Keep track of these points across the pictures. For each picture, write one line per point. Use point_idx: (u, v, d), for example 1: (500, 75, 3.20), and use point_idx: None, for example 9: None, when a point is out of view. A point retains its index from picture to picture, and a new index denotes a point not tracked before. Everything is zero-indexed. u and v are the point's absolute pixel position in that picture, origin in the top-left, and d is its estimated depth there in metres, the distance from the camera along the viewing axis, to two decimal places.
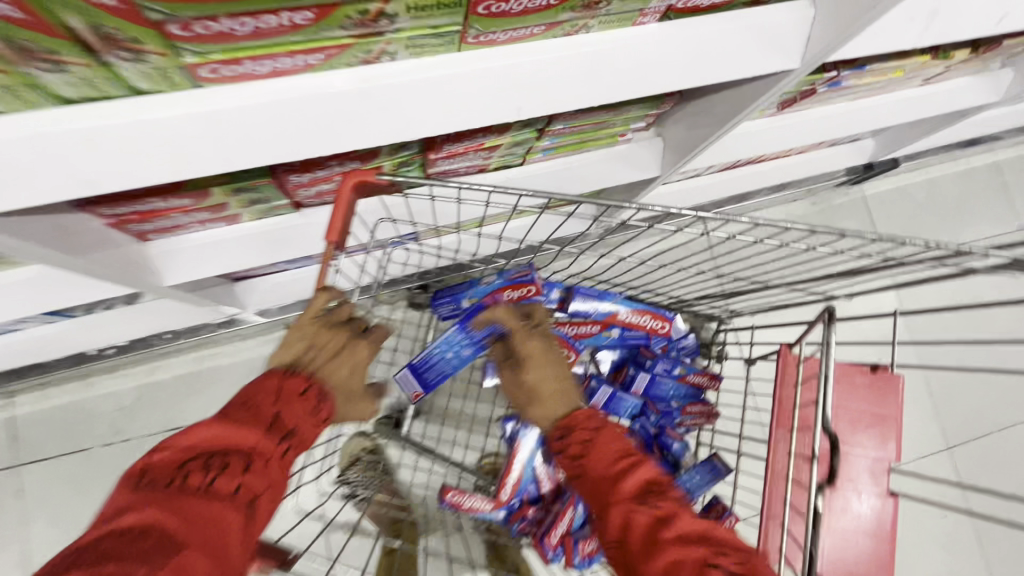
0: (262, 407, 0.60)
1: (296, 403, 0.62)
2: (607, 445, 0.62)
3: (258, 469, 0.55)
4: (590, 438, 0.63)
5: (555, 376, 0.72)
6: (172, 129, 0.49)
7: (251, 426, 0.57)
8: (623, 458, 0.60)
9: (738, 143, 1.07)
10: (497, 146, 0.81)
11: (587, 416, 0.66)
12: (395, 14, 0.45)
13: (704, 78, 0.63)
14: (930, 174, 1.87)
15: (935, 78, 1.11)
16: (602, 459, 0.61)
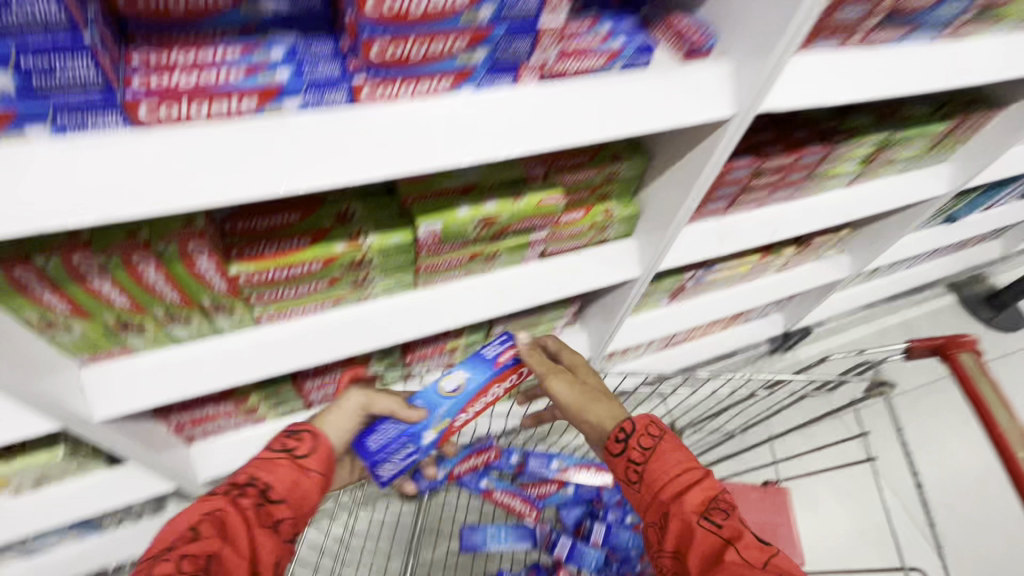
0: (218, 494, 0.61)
1: (253, 479, 0.63)
2: (667, 456, 0.62)
3: (209, 543, 0.55)
4: (652, 444, 0.63)
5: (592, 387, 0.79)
6: (238, 353, 0.79)
7: (200, 512, 0.58)
8: (678, 472, 0.61)
9: (649, 327, 1.40)
10: (457, 347, 1.12)
11: (649, 417, 0.66)
12: (374, 276, 0.80)
13: (578, 286, 0.97)
14: (851, 337, 2.18)
15: (785, 267, 1.49)
16: (663, 463, 0.62)
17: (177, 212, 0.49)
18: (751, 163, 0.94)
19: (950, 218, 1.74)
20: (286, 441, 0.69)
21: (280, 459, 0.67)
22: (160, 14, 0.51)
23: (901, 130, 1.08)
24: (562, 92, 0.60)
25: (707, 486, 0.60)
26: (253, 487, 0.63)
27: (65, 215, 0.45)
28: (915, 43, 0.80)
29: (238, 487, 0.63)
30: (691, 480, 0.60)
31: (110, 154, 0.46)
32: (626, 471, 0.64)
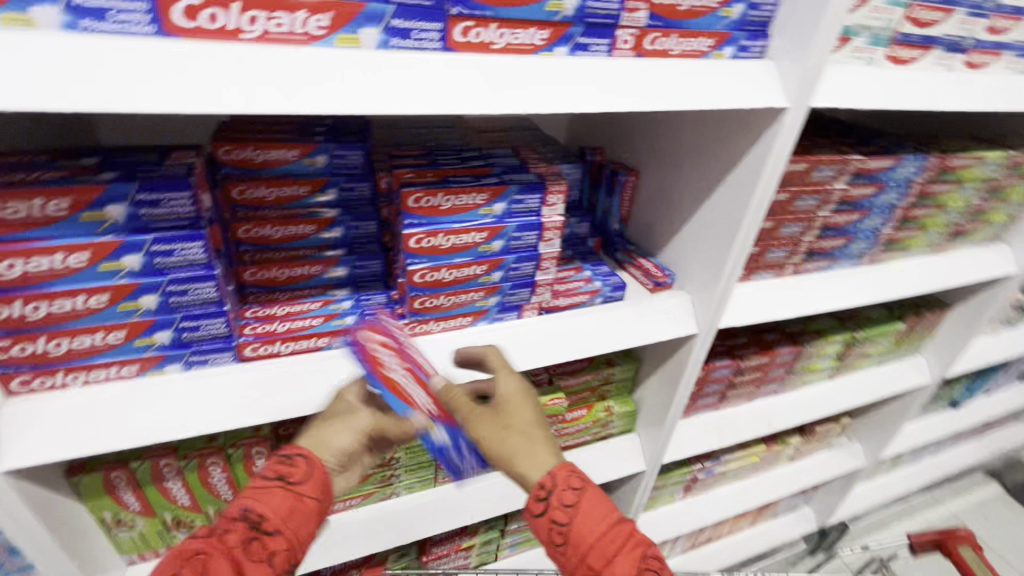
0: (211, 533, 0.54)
1: (247, 508, 0.55)
2: (593, 511, 0.57)
3: None
4: (576, 501, 0.57)
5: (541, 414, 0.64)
6: None
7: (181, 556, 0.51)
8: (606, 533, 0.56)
9: (669, 522, 1.37)
10: (472, 545, 1.12)
11: (569, 465, 0.59)
12: (400, 472, 0.89)
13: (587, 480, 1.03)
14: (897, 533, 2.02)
15: (796, 456, 1.52)
16: (590, 523, 0.57)
17: (244, 425, 0.63)
18: (730, 364, 1.08)
19: (953, 404, 1.79)
20: (283, 464, 0.59)
21: (272, 487, 0.57)
22: (271, 279, 0.74)
23: (862, 330, 1.24)
24: (556, 323, 0.79)
25: (635, 542, 0.57)
26: (240, 524, 0.54)
27: (180, 430, 0.60)
28: (840, 269, 1.01)
29: (225, 522, 0.54)
30: (620, 539, 0.56)
31: (222, 385, 0.62)
32: (558, 533, 0.57)
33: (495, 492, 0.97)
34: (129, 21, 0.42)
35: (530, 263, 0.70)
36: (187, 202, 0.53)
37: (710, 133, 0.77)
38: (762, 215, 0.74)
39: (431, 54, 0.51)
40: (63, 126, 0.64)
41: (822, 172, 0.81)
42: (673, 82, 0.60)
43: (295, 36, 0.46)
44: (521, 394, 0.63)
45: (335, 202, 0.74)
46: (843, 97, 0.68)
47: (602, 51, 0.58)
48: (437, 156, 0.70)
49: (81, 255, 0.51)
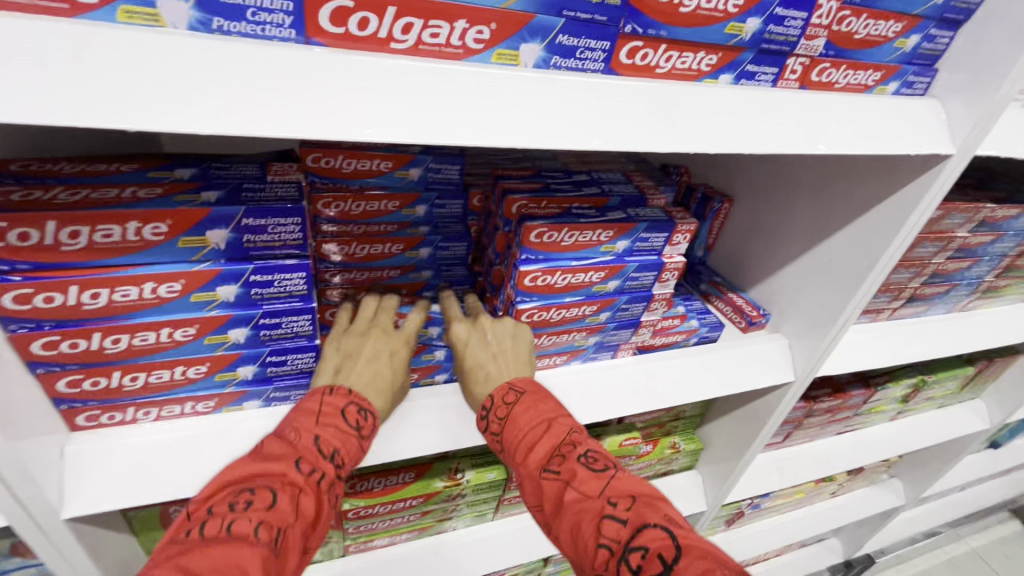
0: (296, 445, 0.45)
1: (331, 434, 0.47)
2: (521, 418, 0.52)
3: (285, 505, 0.41)
4: (506, 414, 0.52)
5: (495, 337, 0.57)
6: None
7: (270, 463, 0.43)
8: (528, 429, 0.51)
9: None
10: None
11: (508, 382, 0.54)
12: (461, 508, 0.83)
13: None
14: (919, 566, 2.01)
15: (839, 491, 1.48)
16: (516, 428, 0.51)
17: None
18: (805, 405, 1.02)
19: (994, 444, 1.75)
20: (360, 408, 0.50)
21: (352, 437, 0.49)
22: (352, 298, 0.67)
23: (932, 373, 1.18)
24: (651, 367, 0.72)
25: (557, 434, 0.50)
26: (326, 463, 0.46)
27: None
28: (934, 315, 0.95)
29: (315, 450, 0.46)
30: (544, 435, 0.50)
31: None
32: (496, 443, 0.54)
33: None
34: (268, 22, 0.35)
35: (641, 304, 0.64)
36: (295, 229, 0.46)
37: (840, 170, 0.70)
38: (890, 267, 0.67)
39: (596, 76, 0.43)
40: (133, 138, 0.57)
41: (951, 219, 0.75)
42: (841, 122, 0.53)
43: (450, 49, 0.39)
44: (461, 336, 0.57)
45: (424, 219, 0.67)
46: (1009, 145, 0.60)
47: (767, 81, 0.51)
48: (548, 180, 0.63)
49: (173, 285, 0.44)
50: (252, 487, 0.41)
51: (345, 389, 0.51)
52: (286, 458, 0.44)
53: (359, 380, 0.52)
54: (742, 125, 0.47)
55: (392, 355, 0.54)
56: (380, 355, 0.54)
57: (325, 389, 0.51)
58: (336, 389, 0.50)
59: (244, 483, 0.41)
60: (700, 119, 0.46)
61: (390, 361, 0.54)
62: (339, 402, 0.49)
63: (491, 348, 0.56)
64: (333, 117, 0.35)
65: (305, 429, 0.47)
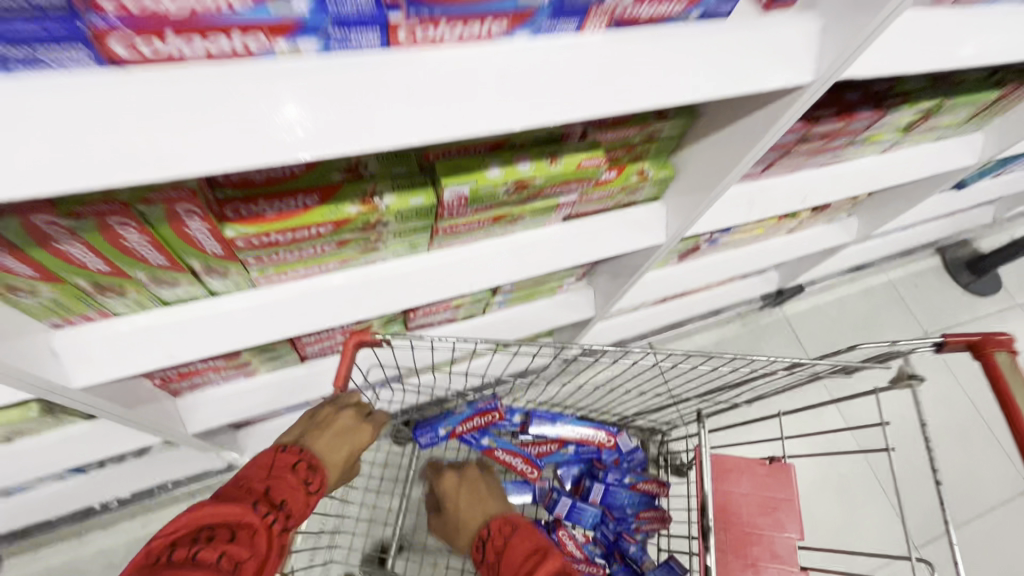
0: (253, 483, 0.67)
1: (286, 479, 0.69)
2: (519, 545, 0.78)
3: (242, 539, 0.59)
4: (506, 540, 0.80)
5: (480, 489, 0.95)
6: (231, 317, 0.72)
7: (236, 503, 0.62)
8: (528, 556, 0.74)
9: (657, 286, 1.36)
10: (462, 303, 1.06)
11: (506, 517, 0.85)
12: (387, 238, 0.72)
13: (600, 252, 0.90)
14: (837, 294, 2.23)
15: (796, 229, 1.46)
16: (515, 558, 0.76)
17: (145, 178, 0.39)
18: (802, 128, 0.85)
19: (961, 185, 1.71)
20: (308, 465, 0.73)
21: (298, 491, 0.69)
22: None
23: (952, 97, 1.00)
24: (632, 52, 0.51)
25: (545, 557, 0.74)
26: (274, 509, 0.65)
27: (89, 180, 0.37)
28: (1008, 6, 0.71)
29: (262, 496, 0.65)
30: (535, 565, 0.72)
31: (145, 111, 0.38)
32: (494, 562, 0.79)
33: (494, 259, 0.85)
34: None
35: None
36: None
37: None
38: None
39: None
40: None
41: None
42: None
43: None
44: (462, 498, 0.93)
45: None
46: None
47: None
48: None
49: None
50: (211, 525, 0.59)
51: (296, 449, 0.74)
52: (242, 505, 0.62)
53: (317, 444, 0.76)
54: None
55: (349, 438, 0.80)
56: (337, 436, 0.79)
57: (291, 446, 0.74)
58: (294, 446, 0.74)
59: (205, 523, 0.58)
60: None
61: (341, 437, 0.79)
62: (292, 461, 0.72)
63: (484, 498, 0.92)
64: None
65: (260, 483, 0.67)
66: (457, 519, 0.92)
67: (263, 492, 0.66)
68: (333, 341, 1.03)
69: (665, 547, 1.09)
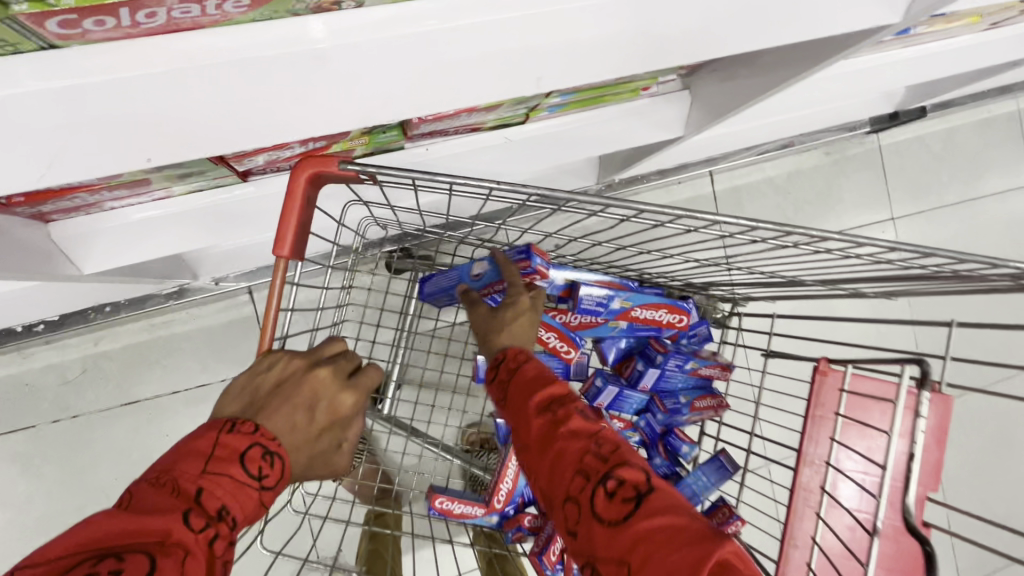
0: (178, 477, 0.39)
1: (231, 473, 0.40)
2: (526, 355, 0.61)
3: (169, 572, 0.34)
4: (515, 369, 0.59)
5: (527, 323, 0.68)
6: (16, 123, 0.37)
7: (159, 510, 0.36)
8: (536, 364, 0.59)
9: (775, 98, 0.91)
10: (495, 106, 0.64)
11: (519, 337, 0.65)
12: None
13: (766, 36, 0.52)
14: (952, 123, 1.74)
15: (1000, 23, 0.95)
16: (519, 381, 0.58)
17: None
18: None
19: None
20: (266, 451, 0.43)
21: (250, 488, 0.41)
22: None
23: None
24: None
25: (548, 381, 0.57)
26: (218, 518, 0.38)
27: None
28: None
29: (191, 494, 0.38)
30: (535, 388, 0.56)
31: None
32: (495, 389, 0.60)
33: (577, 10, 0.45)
34: None
35: None
36: None
37: None
38: None
39: None
40: None
41: None
42: None
43: None
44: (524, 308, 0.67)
45: None
46: None
47: None
48: None
49: None
50: (111, 554, 0.33)
51: (249, 426, 0.43)
52: (170, 512, 0.36)
53: (275, 425, 0.44)
54: None
55: (329, 408, 0.47)
56: (306, 403, 0.46)
57: (230, 428, 0.43)
58: (241, 425, 0.43)
59: (103, 552, 0.33)
60: None
61: (317, 411, 0.47)
62: (238, 448, 0.41)
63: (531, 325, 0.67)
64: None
65: (189, 483, 0.39)
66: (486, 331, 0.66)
67: (192, 493, 0.38)
68: (287, 157, 0.65)
69: (715, 439, 0.90)
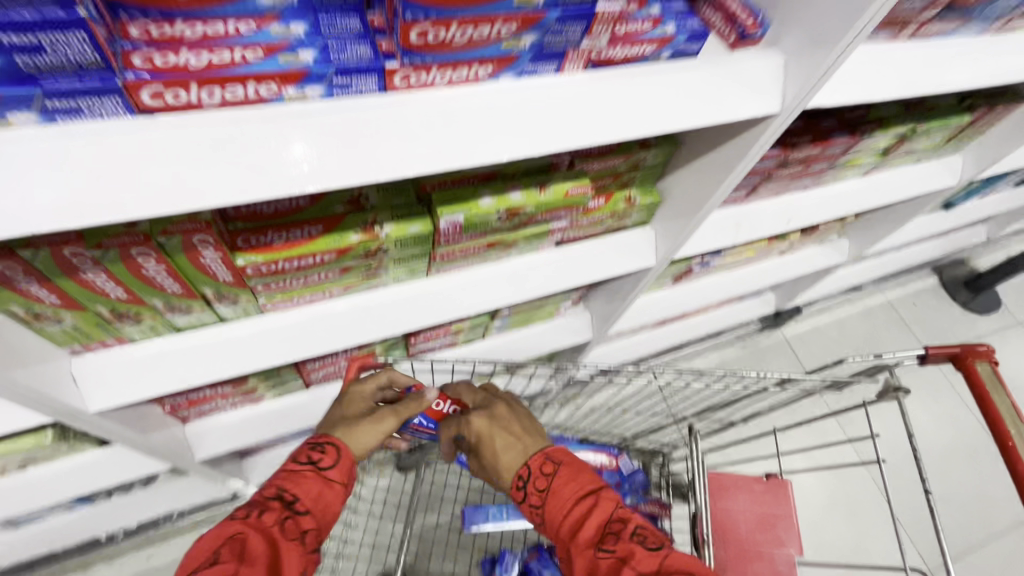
0: (272, 487, 0.58)
1: (304, 479, 0.59)
2: (562, 490, 0.60)
3: (274, 529, 0.53)
4: (546, 485, 0.61)
5: (524, 422, 0.70)
6: (240, 347, 0.75)
7: (272, 484, 0.58)
8: (579, 500, 0.59)
9: (652, 308, 1.39)
10: (461, 328, 1.09)
11: (543, 450, 0.65)
12: (389, 270, 0.78)
13: (592, 274, 0.94)
14: (838, 315, 2.23)
15: (787, 251, 1.50)
16: (558, 500, 0.60)
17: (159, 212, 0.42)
18: (779, 154, 0.89)
19: (948, 205, 1.76)
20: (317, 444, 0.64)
21: (307, 470, 0.60)
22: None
23: (925, 122, 1.05)
24: (603, 84, 0.55)
25: (595, 506, 0.58)
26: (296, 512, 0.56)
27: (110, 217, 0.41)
28: (964, 36, 0.76)
29: (263, 502, 0.56)
30: (581, 507, 0.59)
31: (170, 153, 0.41)
32: (536, 518, 0.62)
33: (479, 285, 0.87)
34: None
35: (580, 26, 0.50)
36: None
37: None
38: None
39: None
40: None
41: None
42: None
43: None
44: (488, 425, 0.69)
45: None
46: None
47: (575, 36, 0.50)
48: None
49: None
50: (221, 544, 0.49)
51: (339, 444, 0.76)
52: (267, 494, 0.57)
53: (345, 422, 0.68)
54: None
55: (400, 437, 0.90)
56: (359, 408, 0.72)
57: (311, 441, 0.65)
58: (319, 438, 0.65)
59: (240, 515, 0.53)
60: None
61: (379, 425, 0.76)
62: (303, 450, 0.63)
63: (517, 432, 0.68)
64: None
65: (268, 493, 0.57)
66: (489, 469, 0.68)
67: None
68: (338, 368, 1.06)
69: None
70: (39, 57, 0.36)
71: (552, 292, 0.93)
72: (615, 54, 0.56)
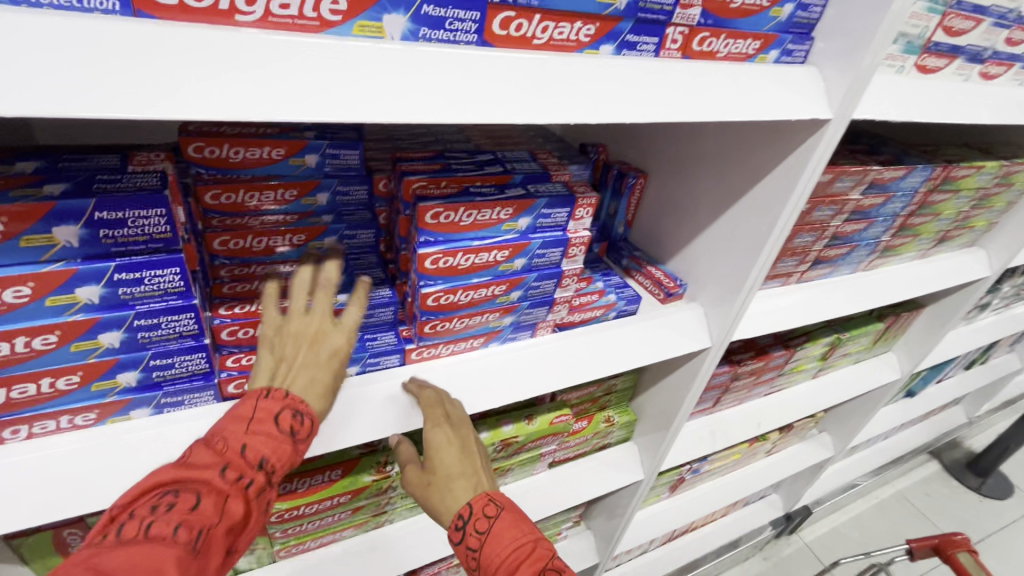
0: (227, 440, 0.43)
1: (267, 441, 0.45)
2: (501, 534, 0.53)
3: (205, 513, 0.39)
4: (488, 528, 0.53)
5: (474, 453, 0.59)
6: None
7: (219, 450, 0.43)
8: (520, 544, 0.53)
9: (654, 521, 1.37)
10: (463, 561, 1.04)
11: (490, 494, 0.56)
12: (396, 506, 0.84)
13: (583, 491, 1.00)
14: (853, 512, 2.15)
15: (773, 449, 1.56)
16: (499, 546, 0.53)
17: None
18: (729, 369, 1.06)
19: (909, 392, 1.90)
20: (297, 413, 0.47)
21: (287, 444, 0.46)
22: None
23: (848, 331, 1.26)
24: (571, 342, 0.72)
25: (538, 557, 0.53)
26: (252, 473, 0.43)
27: None
28: (841, 276, 1.00)
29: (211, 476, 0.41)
30: (526, 556, 0.53)
31: None
32: (470, 555, 0.54)
33: None
34: None
35: (552, 281, 0.64)
36: (160, 220, 0.43)
37: (740, 141, 0.73)
38: (787, 229, 0.72)
39: (467, 48, 0.43)
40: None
41: (843, 182, 0.78)
42: (724, 97, 0.54)
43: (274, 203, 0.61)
44: (445, 443, 0.58)
45: (326, 207, 0.65)
46: (883, 107, 0.66)
47: (541, 313, 0.68)
48: (449, 159, 0.62)
49: (21, 289, 0.41)
50: (175, 493, 0.39)
51: (282, 394, 0.47)
52: (210, 465, 0.41)
53: (298, 384, 0.48)
54: (627, 93, 0.49)
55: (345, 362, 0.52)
56: (319, 359, 0.49)
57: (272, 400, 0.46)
58: (274, 392, 0.47)
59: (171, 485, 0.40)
60: (577, 92, 0.46)
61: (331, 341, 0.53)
62: (274, 407, 0.46)
63: (475, 466, 0.58)
64: (185, 96, 0.34)
65: (234, 440, 0.43)
66: (428, 489, 0.57)
67: None
68: None
69: None
70: (168, 369, 0.50)
71: (548, 513, 0.97)
72: (576, 318, 0.74)
